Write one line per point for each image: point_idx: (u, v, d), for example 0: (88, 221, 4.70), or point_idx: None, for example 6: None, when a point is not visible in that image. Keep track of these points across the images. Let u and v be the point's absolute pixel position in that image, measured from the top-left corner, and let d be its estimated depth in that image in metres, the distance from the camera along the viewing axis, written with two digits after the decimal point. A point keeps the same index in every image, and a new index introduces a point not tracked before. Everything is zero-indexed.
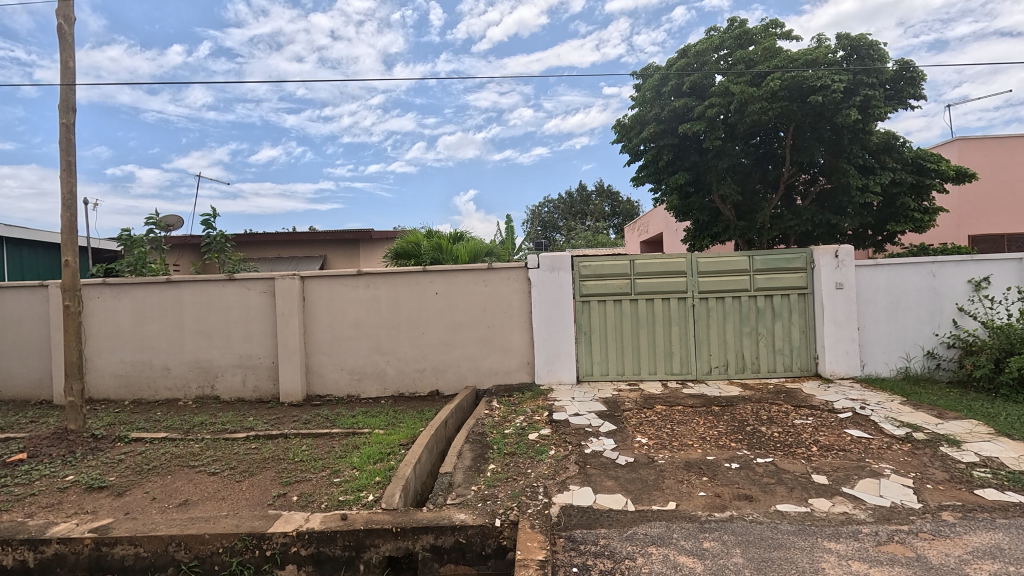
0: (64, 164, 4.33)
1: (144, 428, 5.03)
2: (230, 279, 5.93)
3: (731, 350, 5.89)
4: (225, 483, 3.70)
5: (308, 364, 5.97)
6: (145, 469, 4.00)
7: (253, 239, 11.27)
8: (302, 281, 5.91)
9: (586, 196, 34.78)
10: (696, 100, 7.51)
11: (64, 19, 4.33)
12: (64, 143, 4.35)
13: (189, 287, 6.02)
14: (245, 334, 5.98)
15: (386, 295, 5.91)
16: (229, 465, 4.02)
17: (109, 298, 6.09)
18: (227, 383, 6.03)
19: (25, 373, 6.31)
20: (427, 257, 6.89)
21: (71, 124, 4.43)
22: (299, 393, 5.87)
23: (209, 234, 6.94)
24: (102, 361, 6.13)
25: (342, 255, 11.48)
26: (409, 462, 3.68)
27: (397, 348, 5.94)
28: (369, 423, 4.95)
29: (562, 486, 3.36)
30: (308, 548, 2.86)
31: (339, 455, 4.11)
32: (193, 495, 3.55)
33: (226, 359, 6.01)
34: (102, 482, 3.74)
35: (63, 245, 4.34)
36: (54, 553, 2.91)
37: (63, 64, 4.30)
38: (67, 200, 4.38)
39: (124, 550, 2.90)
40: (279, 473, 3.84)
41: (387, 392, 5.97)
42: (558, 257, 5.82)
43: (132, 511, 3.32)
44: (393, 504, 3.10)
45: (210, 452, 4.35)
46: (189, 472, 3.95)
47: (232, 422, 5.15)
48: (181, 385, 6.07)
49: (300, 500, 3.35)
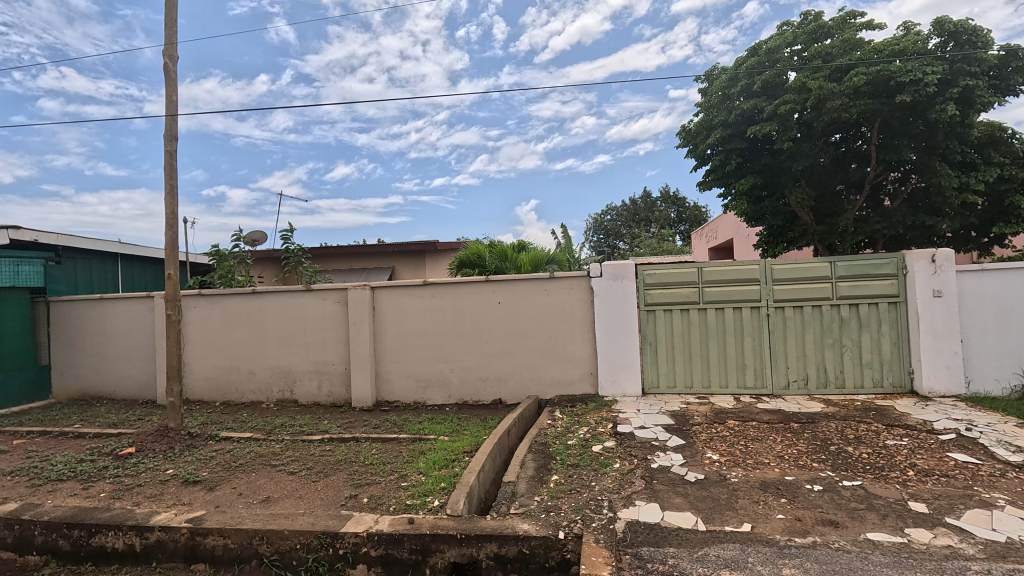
0: (168, 188, 4.83)
1: (232, 428, 5.45)
2: (308, 290, 6.32)
3: (811, 363, 5.50)
4: (303, 483, 3.93)
5: (377, 371, 6.22)
6: (233, 466, 4.33)
7: (328, 253, 11.97)
8: (372, 291, 6.19)
9: (651, 202, 33.86)
10: (767, 99, 7.18)
11: (169, 58, 4.85)
12: (168, 169, 4.85)
13: (272, 297, 6.48)
14: (321, 341, 6.33)
15: (451, 304, 6.05)
16: (306, 466, 4.26)
17: (202, 308, 6.69)
18: (304, 388, 6.40)
19: (134, 375, 7.04)
20: (490, 267, 7.05)
21: (174, 151, 4.93)
22: (369, 398, 6.12)
23: (289, 247, 7.50)
24: (198, 365, 6.72)
25: (410, 266, 11.92)
26: (473, 469, 3.73)
27: (460, 357, 6.05)
28: (434, 430, 5.08)
29: (627, 500, 3.27)
30: (377, 549, 2.96)
31: (407, 459, 4.25)
32: (274, 492, 3.79)
33: (304, 365, 6.39)
34: (196, 477, 4.09)
35: (166, 260, 4.83)
36: (156, 540, 3.21)
37: (167, 99, 4.80)
38: (170, 219, 4.87)
39: (214, 541, 3.14)
40: (352, 475, 4.02)
41: (452, 401, 6.09)
42: (622, 265, 5.71)
43: (222, 505, 3.60)
44: (458, 511, 3.15)
45: (289, 452, 4.63)
46: (271, 470, 4.23)
47: (308, 425, 5.46)
48: (264, 389, 6.52)
49: (370, 502, 3.49)
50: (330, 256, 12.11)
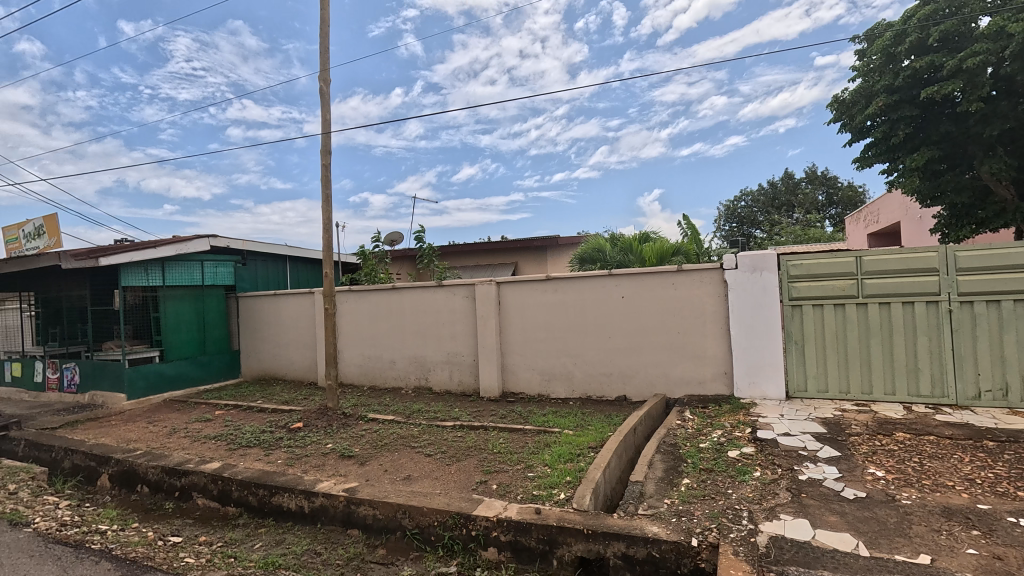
0: (325, 197, 5.49)
1: (378, 410, 6.06)
2: (439, 286, 6.77)
3: (1012, 370, 4.53)
4: (438, 465, 4.23)
5: (503, 363, 6.46)
6: (379, 445, 4.82)
7: (456, 250, 12.70)
8: (498, 286, 6.43)
9: (794, 185, 30.45)
10: (949, 53, 6.02)
11: (324, 82, 5.49)
12: (325, 180, 5.51)
13: (409, 292, 7.05)
14: (451, 333, 6.75)
15: (574, 299, 6.05)
16: (440, 449, 4.58)
17: (352, 302, 7.51)
18: (437, 376, 6.87)
19: (299, 360, 8.17)
20: (614, 260, 6.93)
21: (328, 164, 5.59)
22: (496, 389, 6.38)
23: (422, 246, 8.11)
24: (349, 352, 7.58)
25: (532, 261, 12.15)
26: (599, 465, 3.69)
27: (584, 351, 6.03)
28: (559, 423, 5.13)
29: (770, 513, 2.99)
30: (507, 534, 3.08)
31: (532, 450, 4.36)
32: (414, 471, 4.13)
33: (437, 355, 6.86)
34: (350, 452, 4.62)
35: (324, 260, 5.51)
36: (320, 504, 3.69)
37: (323, 118, 5.45)
38: (326, 224, 5.53)
39: (365, 510, 3.52)
40: (482, 461, 4.23)
41: (575, 395, 6.09)
42: (761, 256, 5.21)
43: (371, 479, 4.02)
44: (584, 506, 3.15)
45: (426, 435, 5.02)
46: (411, 451, 4.62)
47: (442, 411, 5.86)
48: (403, 376, 7.13)
49: (499, 488, 3.64)
50: (458, 253, 12.82)
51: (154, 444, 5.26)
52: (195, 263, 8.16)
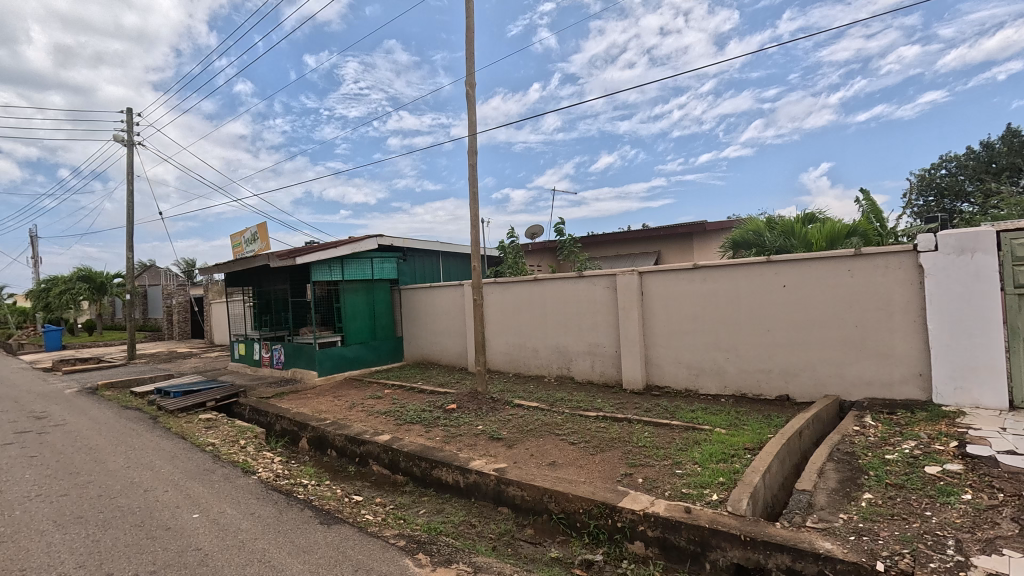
0: (472, 194, 5.86)
1: (523, 397, 6.32)
2: (580, 277, 6.81)
3: None
4: (583, 454, 4.28)
5: (647, 355, 6.26)
6: (525, 430, 5.03)
7: (596, 241, 12.60)
8: (640, 276, 6.24)
9: (1020, 144, 24.30)
10: None
11: (470, 87, 5.84)
12: (472, 179, 5.87)
13: (550, 283, 7.21)
14: (593, 324, 6.74)
15: (726, 288, 5.61)
16: (584, 439, 4.62)
17: (497, 293, 7.93)
18: (579, 366, 6.93)
19: (452, 347, 8.88)
20: (773, 246, 6.26)
21: (475, 163, 5.94)
22: (640, 381, 6.21)
23: (562, 238, 8.24)
24: (495, 341, 8.01)
25: (677, 249, 11.53)
26: (757, 469, 3.40)
27: (738, 344, 5.57)
28: (709, 420, 4.83)
29: (986, 546, 2.47)
30: (654, 530, 3.01)
31: (681, 447, 4.17)
32: (559, 458, 4.24)
33: (578, 346, 6.92)
34: (498, 435, 4.90)
35: (472, 254, 5.89)
36: (473, 480, 3.99)
37: (470, 120, 5.81)
38: (474, 220, 5.90)
39: (514, 490, 3.71)
40: (626, 454, 4.17)
41: (728, 391, 5.67)
42: (972, 234, 4.26)
43: (519, 461, 4.22)
44: (740, 510, 2.93)
45: (569, 424, 5.11)
46: (555, 438, 4.74)
47: (584, 401, 5.90)
48: (546, 365, 7.32)
49: (645, 483, 3.57)
50: (598, 243, 12.71)
51: (339, 416, 6.16)
52: (367, 260, 9.32)
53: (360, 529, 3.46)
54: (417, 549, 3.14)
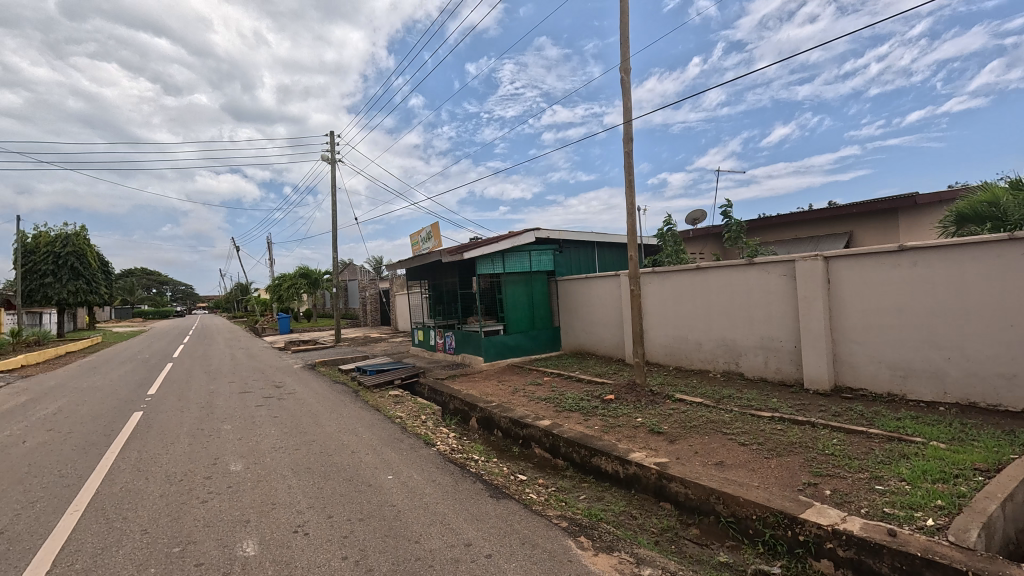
0: (628, 182, 5.74)
1: (685, 391, 6.02)
2: (751, 264, 6.24)
3: None
4: (755, 456, 3.93)
5: (835, 352, 5.47)
6: (688, 426, 4.80)
7: (769, 223, 11.32)
8: (826, 262, 5.48)
9: None
10: None
11: (624, 72, 5.71)
12: (628, 167, 5.75)
13: (715, 272, 6.74)
14: (766, 316, 6.12)
15: (946, 274, 4.62)
16: (757, 440, 4.24)
17: (655, 284, 7.69)
18: (750, 362, 6.35)
19: (609, 337, 8.84)
20: (1016, 219, 4.96)
21: (631, 150, 5.80)
22: (826, 381, 5.45)
23: (729, 222, 7.62)
24: (654, 332, 7.77)
25: (875, 228, 9.78)
26: (992, 495, 2.76)
27: (963, 342, 4.56)
28: (922, 431, 4.05)
29: None
30: (846, 550, 2.65)
31: (881, 460, 3.58)
32: (727, 458, 3.96)
33: (749, 339, 6.34)
34: (659, 429, 4.76)
35: (629, 244, 5.77)
36: (633, 472, 3.95)
37: (624, 107, 5.68)
38: (631, 209, 5.78)
39: (677, 487, 3.59)
40: (809, 461, 3.73)
41: (950, 399, 4.65)
42: None
43: (682, 457, 4.05)
44: (966, 542, 2.43)
45: (739, 423, 4.73)
46: (723, 437, 4.44)
47: (757, 400, 5.39)
48: (711, 359, 6.87)
49: (834, 496, 3.15)
50: (772, 226, 11.41)
51: (503, 399, 6.59)
52: (525, 252, 9.75)
53: (526, 506, 3.68)
54: (579, 532, 3.24)
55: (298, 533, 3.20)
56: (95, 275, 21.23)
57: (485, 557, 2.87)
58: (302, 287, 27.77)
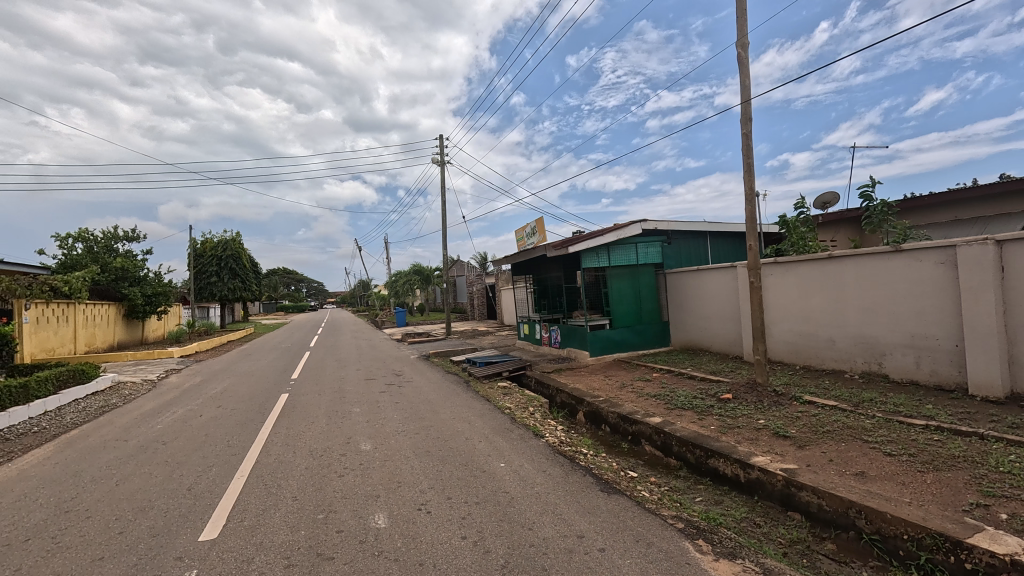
0: (746, 166, 5.34)
1: (816, 393, 5.48)
2: (898, 251, 5.49)
3: None
4: (905, 469, 3.47)
5: (1011, 353, 4.61)
6: (820, 431, 4.37)
7: (920, 204, 9.85)
8: (998, 247, 4.64)
9: None
10: None
11: (741, 48, 5.31)
12: (746, 150, 5.34)
13: (851, 261, 6.04)
14: (918, 310, 5.34)
15: None
16: (907, 451, 3.74)
17: (779, 275, 7.09)
18: (896, 363, 5.59)
19: (724, 333, 8.33)
20: None
21: (749, 131, 5.38)
22: (998, 388, 4.62)
23: (869, 205, 6.78)
24: (777, 328, 7.16)
25: None
26: None
27: None
28: None
29: None
30: None
31: None
32: (869, 469, 3.54)
33: (896, 337, 5.58)
34: (785, 432, 4.39)
35: (748, 233, 5.38)
36: (756, 477, 3.70)
37: (742, 85, 5.28)
38: (749, 195, 5.37)
39: (809, 496, 3.30)
40: (977, 479, 3.21)
41: None
42: None
43: (813, 465, 3.70)
44: None
45: (884, 431, 4.20)
46: (863, 445, 3.97)
47: (906, 405, 4.75)
48: (846, 358, 6.16)
49: (1012, 521, 2.69)
50: (923, 208, 9.91)
51: (611, 394, 6.50)
52: (631, 245, 9.49)
53: (638, 503, 3.61)
54: (697, 535, 3.11)
55: (422, 510, 3.45)
56: (247, 274, 24.51)
57: (599, 550, 2.87)
58: (415, 282, 29.66)
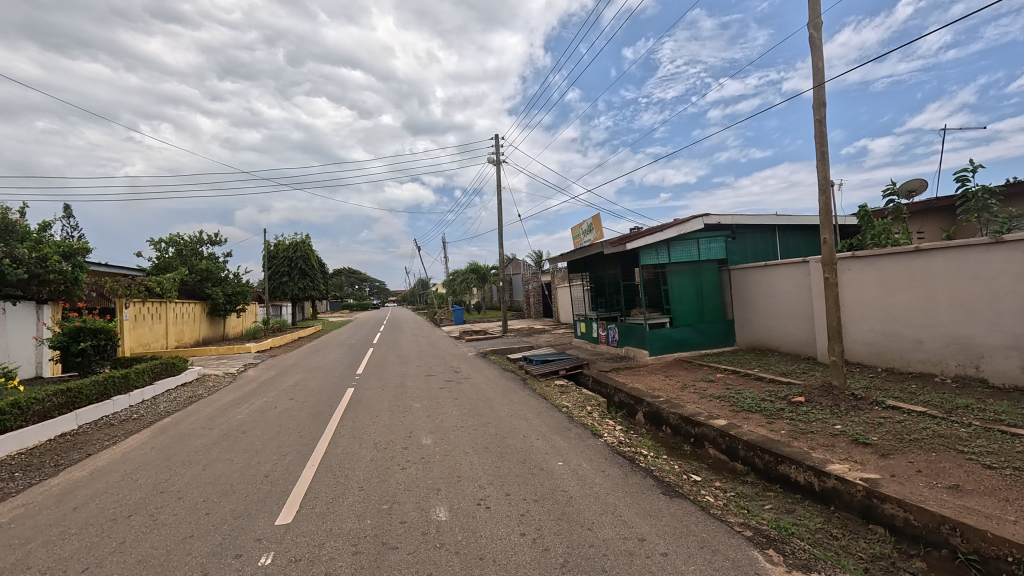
0: (820, 155, 5.01)
1: (901, 397, 5.06)
2: (997, 242, 4.96)
3: None
4: (1009, 484, 3.13)
5: None
6: (906, 439, 4.03)
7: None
8: None
9: None
10: None
11: (814, 28, 4.98)
12: (819, 137, 5.01)
13: (942, 255, 5.53)
14: (1022, 308, 4.81)
15: None
16: (1010, 464, 3.38)
17: (857, 271, 6.61)
18: (996, 366, 5.07)
19: (795, 333, 7.88)
20: None
21: (823, 117, 5.04)
22: None
23: (966, 193, 6.18)
24: (856, 327, 6.68)
25: None
26: None
27: None
28: None
29: None
30: None
31: None
32: (966, 482, 3.23)
33: (995, 337, 5.06)
34: (865, 439, 4.09)
35: (822, 225, 5.04)
36: (833, 486, 3.47)
37: (814, 67, 4.96)
38: (823, 185, 5.03)
39: (893, 509, 3.06)
40: None
41: None
42: None
43: (899, 475, 3.42)
44: None
45: (982, 441, 3.81)
46: (957, 456, 3.62)
47: (1009, 413, 4.28)
48: (936, 361, 5.65)
49: None
50: None
51: (672, 395, 6.31)
52: (692, 241, 9.16)
53: (702, 508, 3.48)
54: (767, 544, 2.96)
55: (481, 505, 3.50)
56: (316, 274, 25.86)
57: (662, 554, 2.80)
58: (472, 281, 30.11)
